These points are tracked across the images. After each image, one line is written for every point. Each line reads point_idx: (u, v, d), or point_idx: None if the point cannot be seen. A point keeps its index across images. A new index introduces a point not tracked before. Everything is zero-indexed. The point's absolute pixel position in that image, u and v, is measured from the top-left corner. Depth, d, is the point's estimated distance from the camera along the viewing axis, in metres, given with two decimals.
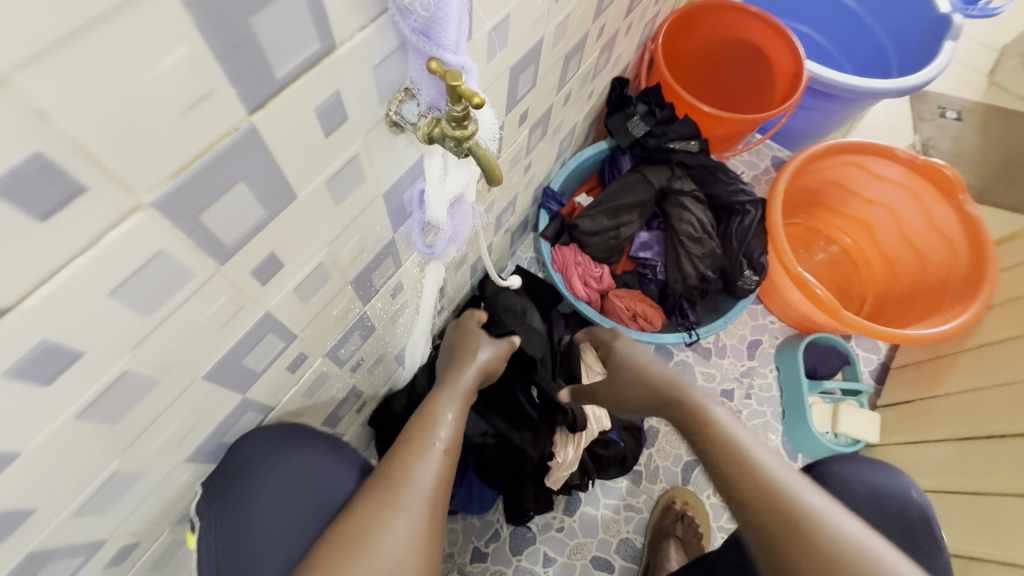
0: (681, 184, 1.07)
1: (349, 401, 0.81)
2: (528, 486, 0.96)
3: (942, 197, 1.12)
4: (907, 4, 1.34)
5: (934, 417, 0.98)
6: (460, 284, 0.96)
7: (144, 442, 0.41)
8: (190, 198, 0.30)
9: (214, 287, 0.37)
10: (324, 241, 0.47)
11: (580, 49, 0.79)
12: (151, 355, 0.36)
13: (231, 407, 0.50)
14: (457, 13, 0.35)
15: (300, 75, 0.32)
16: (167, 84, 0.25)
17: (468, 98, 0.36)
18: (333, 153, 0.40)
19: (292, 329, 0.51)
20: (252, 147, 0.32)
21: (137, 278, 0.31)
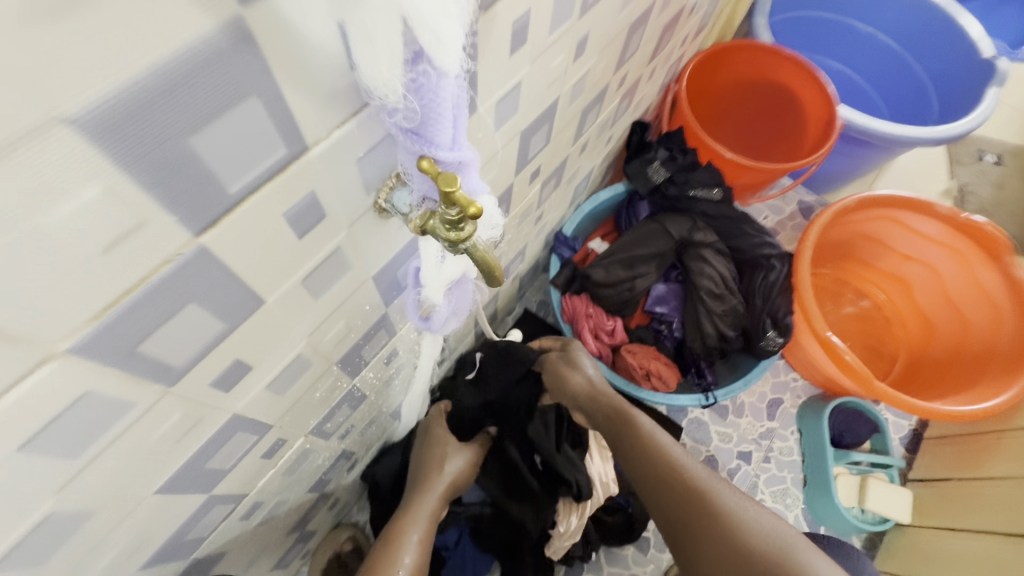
0: (703, 236, 1.01)
1: (338, 465, 0.76)
2: (527, 559, 0.90)
3: (987, 258, 1.04)
4: (946, 45, 1.27)
5: (976, 503, 0.89)
6: (463, 336, 0.92)
7: (83, 569, 0.36)
8: (123, 333, 0.26)
9: (163, 409, 0.32)
10: (302, 334, 0.42)
11: (599, 101, 0.74)
12: (85, 490, 0.31)
13: (193, 509, 0.45)
14: (453, 109, 0.30)
15: (263, 184, 0.27)
16: (77, 226, 0.20)
17: (464, 205, 0.31)
18: (310, 251, 0.35)
19: (266, 421, 0.46)
20: (202, 269, 0.27)
21: (55, 426, 0.26)
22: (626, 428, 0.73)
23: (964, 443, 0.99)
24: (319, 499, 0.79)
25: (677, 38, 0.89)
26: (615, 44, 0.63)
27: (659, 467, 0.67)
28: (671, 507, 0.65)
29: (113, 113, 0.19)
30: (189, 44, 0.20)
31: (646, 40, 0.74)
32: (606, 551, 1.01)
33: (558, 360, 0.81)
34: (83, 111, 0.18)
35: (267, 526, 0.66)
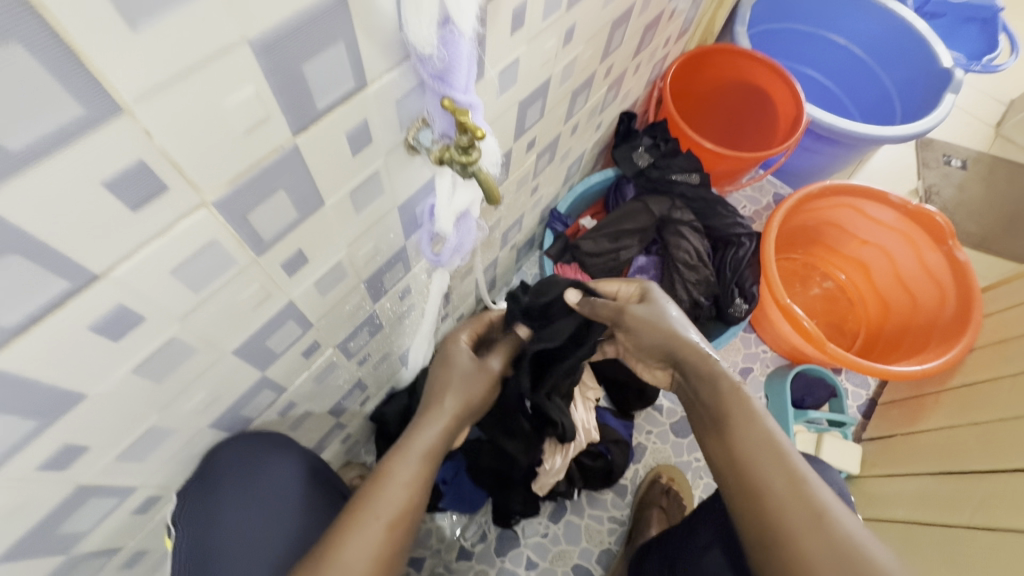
0: (680, 215, 1.14)
1: (354, 393, 0.88)
2: (516, 488, 1.03)
3: (933, 242, 1.16)
4: (909, 56, 1.40)
5: (914, 451, 1.01)
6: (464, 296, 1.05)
7: (178, 402, 0.48)
8: (241, 200, 0.38)
9: (250, 274, 0.44)
10: (343, 243, 0.54)
11: (588, 86, 0.87)
12: (194, 327, 0.43)
13: (251, 383, 0.56)
14: (468, 63, 0.43)
15: (337, 107, 0.40)
16: (238, 112, 0.33)
17: (472, 130, 0.43)
18: (358, 168, 0.47)
19: (309, 318, 0.58)
20: (293, 163, 0.40)
21: (193, 261, 0.38)
22: (705, 384, 0.66)
23: (910, 404, 1.11)
24: (336, 425, 0.91)
25: (660, 38, 1.02)
26: (599, 36, 0.75)
27: (741, 414, 0.61)
28: (742, 483, 0.58)
29: (269, 39, 0.31)
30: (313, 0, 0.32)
31: (629, 36, 0.87)
32: (588, 494, 1.13)
33: (641, 313, 0.74)
34: (256, 35, 0.30)
35: (294, 433, 0.77)
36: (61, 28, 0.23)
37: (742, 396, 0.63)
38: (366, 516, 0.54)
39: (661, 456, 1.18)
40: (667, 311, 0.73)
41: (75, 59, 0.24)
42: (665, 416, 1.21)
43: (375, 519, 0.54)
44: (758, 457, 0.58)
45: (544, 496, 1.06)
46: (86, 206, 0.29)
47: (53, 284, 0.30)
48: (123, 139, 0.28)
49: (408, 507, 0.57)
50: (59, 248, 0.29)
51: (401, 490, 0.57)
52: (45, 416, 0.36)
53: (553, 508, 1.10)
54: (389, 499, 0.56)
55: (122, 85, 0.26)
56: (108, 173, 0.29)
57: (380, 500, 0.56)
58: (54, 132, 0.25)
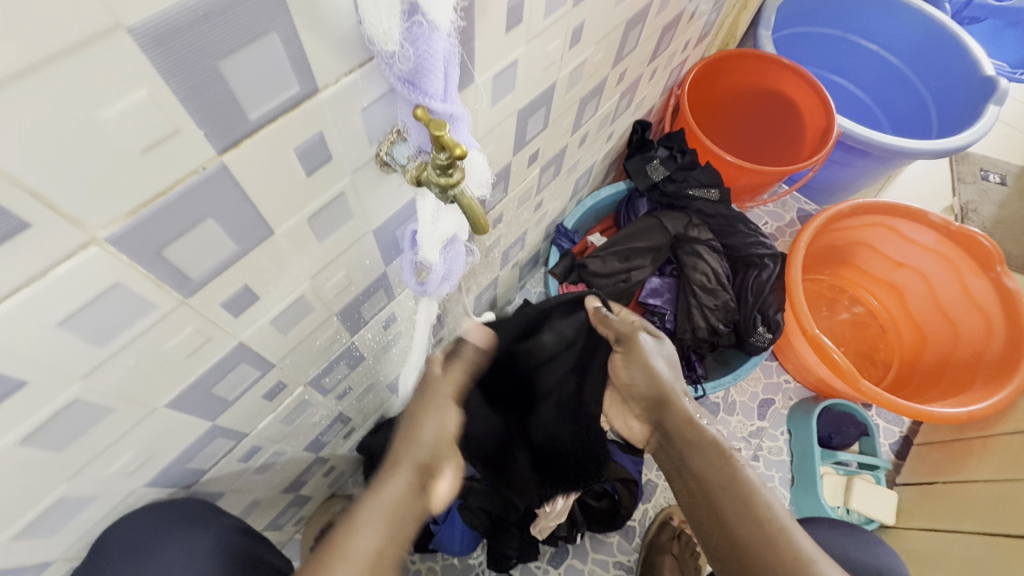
0: (698, 233, 1.05)
1: (334, 428, 0.80)
2: (512, 532, 0.94)
3: (977, 267, 1.06)
4: (948, 64, 1.29)
5: (959, 504, 0.91)
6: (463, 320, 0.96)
7: (95, 467, 0.40)
8: (151, 234, 0.30)
9: (180, 319, 0.36)
10: (305, 275, 0.46)
11: (598, 93, 0.78)
12: (105, 384, 0.35)
13: (198, 434, 0.48)
14: (445, 63, 0.35)
15: (278, 117, 0.32)
16: (124, 124, 0.25)
17: (451, 148, 0.35)
18: (315, 191, 0.39)
19: (268, 359, 0.50)
20: (222, 185, 0.32)
21: (89, 309, 0.30)
22: (695, 454, 0.59)
23: (952, 447, 1.01)
24: (315, 461, 0.83)
25: (679, 40, 0.94)
26: (612, 37, 0.67)
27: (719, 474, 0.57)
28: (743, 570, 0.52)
29: (160, 27, 0.23)
30: None
31: (645, 37, 0.78)
32: (592, 537, 1.04)
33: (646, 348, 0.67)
34: (138, 21, 0.22)
35: (262, 476, 0.69)
36: None
37: (731, 469, 0.56)
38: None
39: (673, 495, 1.09)
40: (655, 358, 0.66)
41: None
42: None
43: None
44: (760, 548, 0.51)
45: (543, 539, 0.97)
46: None
47: None
48: None
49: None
50: None
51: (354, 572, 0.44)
52: None
53: (553, 551, 1.01)
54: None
55: None
56: None
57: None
58: None
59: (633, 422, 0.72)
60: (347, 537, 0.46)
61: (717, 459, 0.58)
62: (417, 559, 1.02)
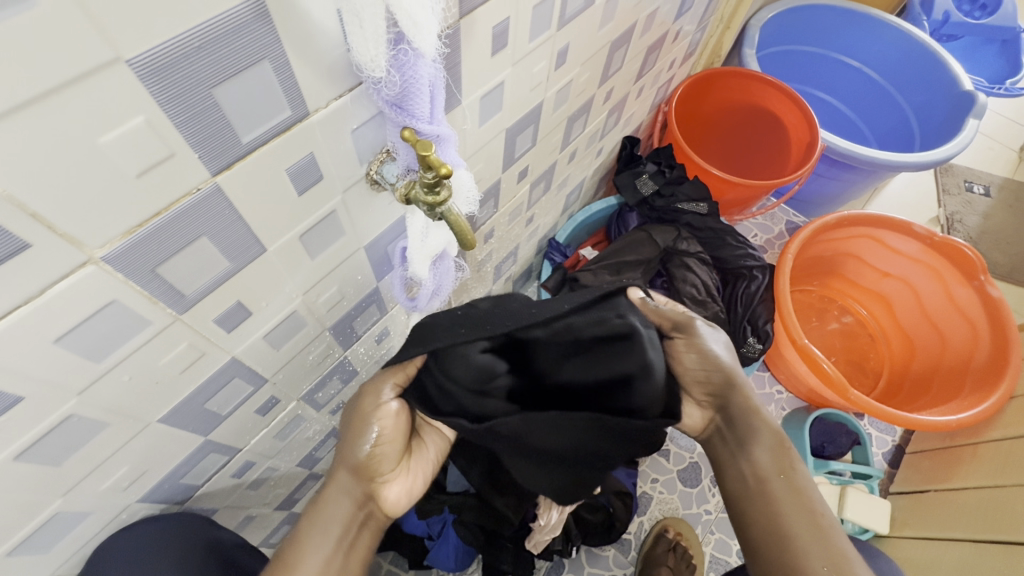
0: (687, 246, 1.07)
1: (328, 443, 0.80)
2: (506, 546, 0.95)
3: (961, 276, 1.08)
4: (928, 79, 1.33)
5: (950, 512, 0.92)
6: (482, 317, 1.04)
7: (89, 482, 0.40)
8: (146, 253, 0.31)
9: (174, 334, 0.38)
10: (298, 290, 0.47)
11: (586, 110, 0.81)
12: (99, 400, 0.36)
13: (191, 449, 0.49)
14: (431, 87, 0.36)
15: (270, 139, 0.33)
16: (122, 149, 0.26)
17: (437, 168, 0.37)
18: (308, 209, 0.41)
19: (261, 374, 0.51)
20: (216, 205, 0.33)
21: (86, 326, 0.31)
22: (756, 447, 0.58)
23: (941, 455, 1.02)
24: (308, 477, 0.83)
25: (664, 59, 0.96)
26: (597, 58, 0.69)
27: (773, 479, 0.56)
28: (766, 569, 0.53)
29: (158, 59, 0.25)
30: (217, 12, 0.25)
31: (630, 57, 0.81)
32: (587, 551, 1.03)
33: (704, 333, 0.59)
34: (137, 54, 0.24)
35: (255, 492, 0.69)
36: None
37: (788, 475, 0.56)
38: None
39: (668, 507, 1.08)
40: (713, 344, 0.59)
41: None
42: (672, 463, 1.12)
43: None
44: (810, 556, 0.51)
45: (539, 553, 0.96)
46: None
47: None
48: None
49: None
50: None
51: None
52: None
53: (549, 565, 1.01)
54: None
55: None
56: None
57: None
58: None
59: (694, 409, 0.63)
60: (293, 556, 0.47)
61: (782, 470, 0.56)
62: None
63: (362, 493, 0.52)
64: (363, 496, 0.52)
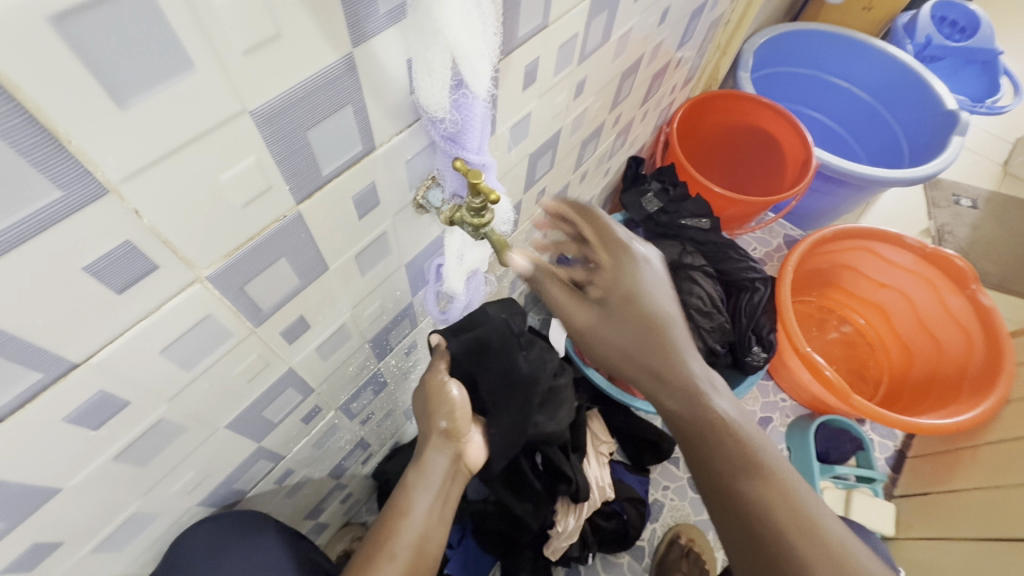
0: (692, 259, 1.12)
1: (355, 453, 0.83)
2: (526, 554, 0.97)
3: (954, 286, 1.13)
4: (914, 99, 1.40)
5: (955, 512, 0.95)
6: None
7: (163, 484, 0.44)
8: (238, 273, 0.35)
9: (248, 346, 0.41)
10: (348, 305, 0.51)
11: (598, 134, 0.86)
12: (184, 406, 0.39)
13: (246, 455, 0.52)
14: (480, 123, 0.41)
15: (343, 171, 0.38)
16: (235, 184, 0.30)
17: (486, 193, 0.41)
18: (365, 231, 0.45)
19: (309, 384, 0.55)
20: (295, 230, 0.37)
21: (184, 338, 0.35)
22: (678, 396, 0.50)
23: (942, 459, 1.06)
24: (336, 487, 0.86)
25: (667, 85, 1.02)
26: (610, 87, 0.75)
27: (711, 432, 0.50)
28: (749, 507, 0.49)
29: (272, 108, 0.29)
30: (321, 68, 0.30)
31: (638, 84, 0.86)
32: (603, 558, 1.06)
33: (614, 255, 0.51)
34: (258, 106, 0.28)
35: (291, 500, 0.72)
36: (42, 115, 0.21)
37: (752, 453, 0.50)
38: (383, 561, 0.55)
39: (679, 514, 1.11)
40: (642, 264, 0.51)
41: (54, 143, 0.22)
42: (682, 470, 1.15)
43: (392, 560, 0.55)
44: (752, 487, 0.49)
45: (557, 560, 0.99)
46: (67, 293, 0.26)
47: (26, 377, 0.28)
48: (108, 221, 0.26)
49: (418, 550, 0.58)
50: (35, 340, 0.27)
51: (414, 535, 0.58)
52: (13, 515, 0.33)
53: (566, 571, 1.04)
54: (399, 553, 0.56)
55: (109, 165, 0.24)
56: (90, 257, 0.26)
57: (394, 540, 0.57)
58: (33, 220, 0.23)
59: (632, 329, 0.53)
60: (405, 506, 0.60)
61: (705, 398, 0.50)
62: None
63: (453, 455, 0.67)
64: (451, 467, 0.67)
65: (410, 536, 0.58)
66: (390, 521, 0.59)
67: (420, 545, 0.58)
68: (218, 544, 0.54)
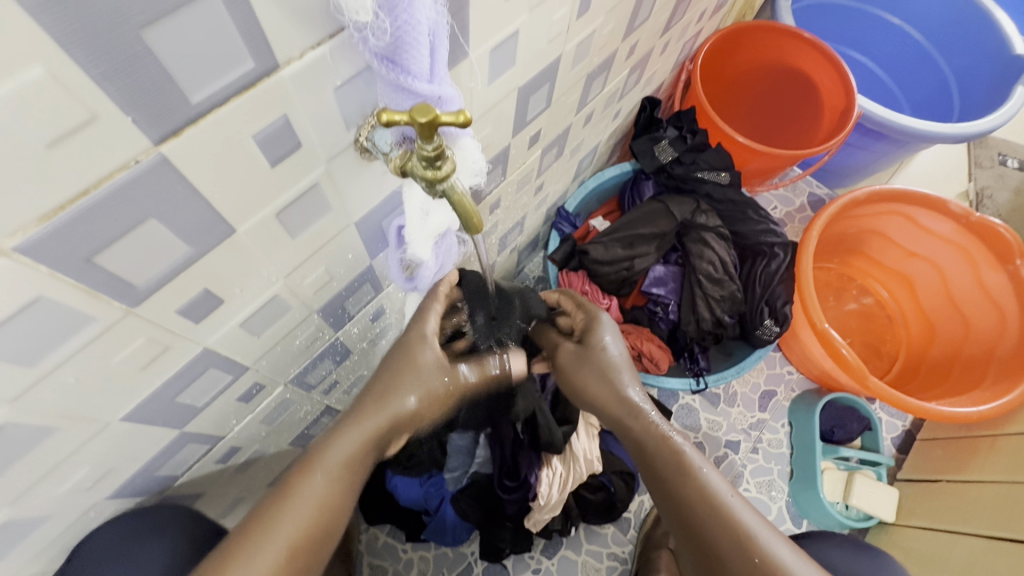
0: (706, 220, 1.00)
1: (322, 422, 0.76)
2: (506, 525, 0.94)
3: (993, 260, 1.01)
4: (974, 40, 1.22)
5: (966, 504, 0.89)
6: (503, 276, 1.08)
7: (46, 486, 0.37)
8: (76, 240, 0.25)
9: (132, 327, 0.32)
10: (279, 273, 0.41)
11: (607, 68, 0.72)
12: (42, 405, 0.31)
13: (166, 442, 0.45)
14: (429, 38, 0.29)
15: (228, 100, 0.26)
16: (18, 114, 0.20)
17: (450, 124, 0.30)
18: (284, 183, 0.34)
19: (240, 362, 0.46)
20: (164, 178, 0.26)
21: (7, 327, 0.26)
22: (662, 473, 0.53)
23: (956, 445, 0.99)
24: (302, 454, 0.80)
25: (694, 10, 0.87)
26: (624, 6, 0.60)
27: (679, 485, 0.52)
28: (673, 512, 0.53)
29: None
30: None
31: (659, 7, 0.71)
32: (586, 527, 1.02)
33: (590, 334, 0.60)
34: None
35: (244, 473, 0.66)
36: None
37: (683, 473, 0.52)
38: (261, 534, 0.42)
39: None
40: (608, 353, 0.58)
41: None
42: None
43: (276, 540, 0.42)
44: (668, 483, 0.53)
45: (537, 531, 0.95)
46: None
47: None
48: None
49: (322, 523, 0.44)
50: None
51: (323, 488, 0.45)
52: None
53: (546, 542, 1.00)
54: (294, 524, 0.43)
55: None
56: None
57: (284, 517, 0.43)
58: None
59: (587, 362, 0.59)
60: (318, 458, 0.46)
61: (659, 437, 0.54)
62: (408, 548, 1.00)
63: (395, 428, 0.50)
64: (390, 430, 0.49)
65: (316, 492, 0.44)
66: (290, 480, 0.45)
67: (327, 512, 0.45)
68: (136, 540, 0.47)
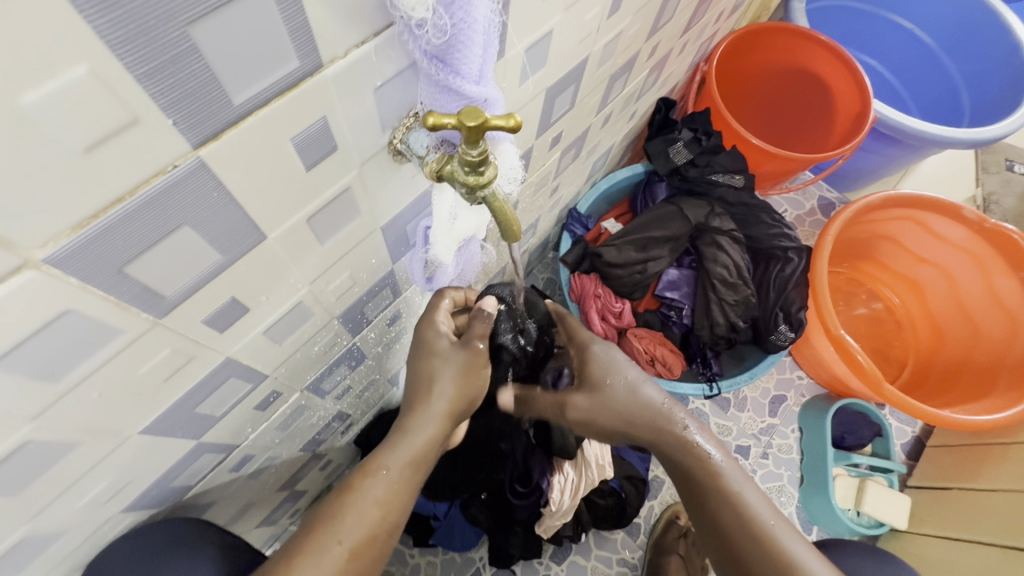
0: (720, 223, 0.99)
1: (333, 426, 0.75)
2: (516, 531, 0.93)
3: (1006, 266, 1.01)
4: (986, 45, 1.21)
5: (979, 512, 0.88)
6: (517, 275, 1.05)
7: (62, 503, 0.35)
8: (108, 250, 0.23)
9: (158, 338, 0.30)
10: (305, 279, 0.39)
11: (629, 69, 0.70)
12: (63, 422, 0.29)
13: (184, 453, 0.43)
14: (480, 37, 0.28)
15: (270, 100, 0.25)
16: (56, 116, 0.18)
17: (501, 127, 0.29)
18: (317, 187, 0.32)
19: (260, 371, 0.44)
20: (201, 184, 0.25)
21: (35, 341, 0.24)
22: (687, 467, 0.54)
23: (968, 452, 0.98)
24: (311, 459, 0.78)
25: (713, 11, 0.85)
26: (651, 6, 0.59)
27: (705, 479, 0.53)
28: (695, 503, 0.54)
29: None
30: None
31: (683, 6, 0.70)
32: (596, 533, 1.01)
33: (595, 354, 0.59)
34: None
35: (255, 480, 0.65)
36: None
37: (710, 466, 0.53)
38: (323, 540, 0.40)
39: None
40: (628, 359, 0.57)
41: None
42: None
43: (337, 544, 0.40)
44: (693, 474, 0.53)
45: (548, 537, 0.94)
46: None
47: None
48: None
49: (379, 526, 0.43)
50: None
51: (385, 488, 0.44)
52: None
53: (556, 547, 0.99)
54: (351, 525, 0.41)
55: None
56: None
57: (341, 519, 0.41)
58: None
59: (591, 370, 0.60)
60: (376, 458, 0.45)
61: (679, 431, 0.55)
62: (416, 553, 0.99)
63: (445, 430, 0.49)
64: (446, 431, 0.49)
65: (378, 490, 0.43)
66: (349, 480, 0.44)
67: (383, 512, 0.43)
68: (150, 556, 0.45)
